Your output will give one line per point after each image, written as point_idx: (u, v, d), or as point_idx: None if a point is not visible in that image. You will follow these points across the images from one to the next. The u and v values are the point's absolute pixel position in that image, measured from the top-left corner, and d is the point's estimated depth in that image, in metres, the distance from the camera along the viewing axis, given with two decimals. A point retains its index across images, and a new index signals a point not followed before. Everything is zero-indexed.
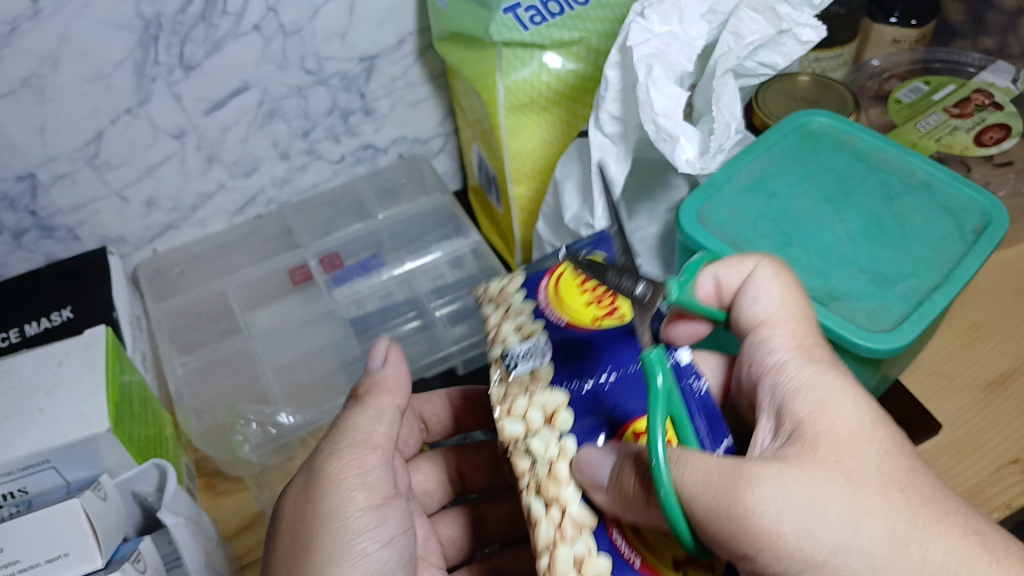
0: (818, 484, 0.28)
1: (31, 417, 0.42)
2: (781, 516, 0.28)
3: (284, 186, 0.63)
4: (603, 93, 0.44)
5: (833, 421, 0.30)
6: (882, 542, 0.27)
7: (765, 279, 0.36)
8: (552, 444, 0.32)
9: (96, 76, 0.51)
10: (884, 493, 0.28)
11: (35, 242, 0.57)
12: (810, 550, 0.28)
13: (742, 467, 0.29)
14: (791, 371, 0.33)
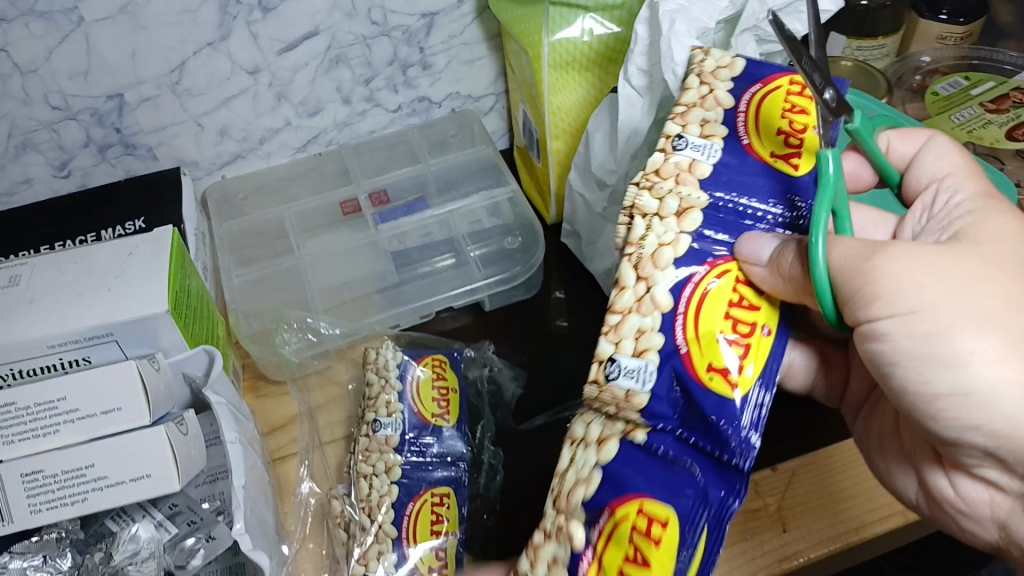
0: (940, 276, 0.35)
1: (100, 294, 0.48)
2: (909, 275, 0.35)
3: (344, 129, 0.68)
4: (633, 46, 0.48)
5: (985, 229, 0.37)
6: (978, 308, 0.34)
7: (941, 147, 0.43)
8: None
9: (184, 9, 0.56)
10: (1003, 280, 0.35)
11: (118, 157, 0.63)
12: (930, 297, 0.34)
13: (881, 243, 0.36)
14: (962, 202, 0.40)
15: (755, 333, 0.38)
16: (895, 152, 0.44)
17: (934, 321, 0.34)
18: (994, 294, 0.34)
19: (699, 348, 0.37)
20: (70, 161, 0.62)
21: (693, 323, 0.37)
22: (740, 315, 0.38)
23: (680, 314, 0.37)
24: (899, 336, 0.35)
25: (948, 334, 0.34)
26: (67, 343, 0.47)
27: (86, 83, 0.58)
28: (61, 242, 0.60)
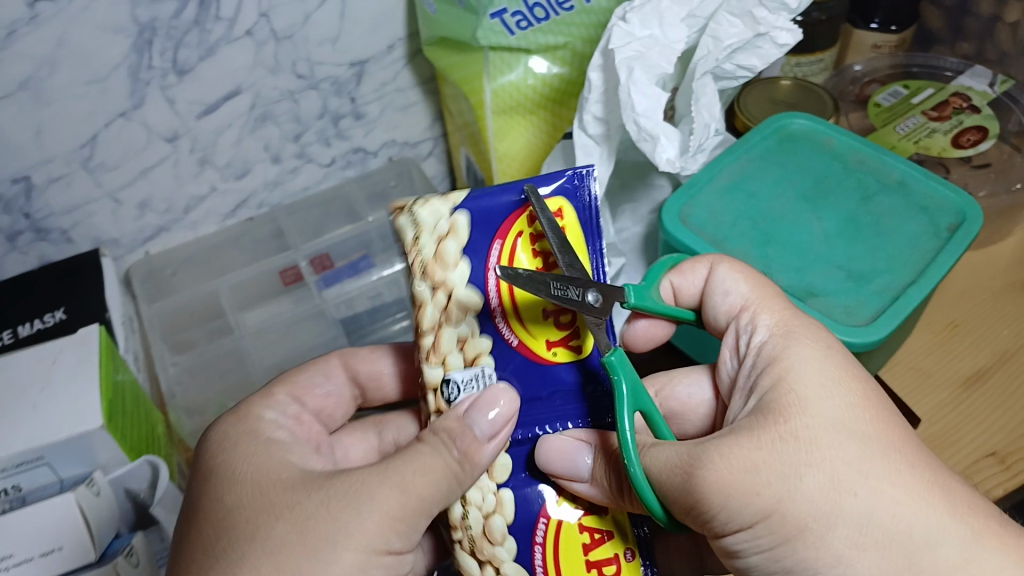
0: (803, 463, 0.33)
1: (25, 413, 0.43)
2: (733, 470, 0.33)
3: (275, 188, 0.64)
4: (586, 93, 0.45)
5: (795, 390, 0.35)
6: (824, 481, 0.32)
7: (724, 276, 0.42)
8: (489, 493, 0.40)
9: (93, 79, 0.51)
10: (841, 446, 0.33)
11: (29, 243, 0.57)
12: (758, 501, 0.32)
13: (703, 445, 0.34)
14: (766, 348, 0.38)
15: (619, 561, 0.39)
16: (682, 294, 0.43)
17: (789, 515, 0.32)
18: (860, 474, 0.32)
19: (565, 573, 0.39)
20: None
21: (557, 542, 0.39)
22: (591, 526, 0.40)
23: (537, 545, 0.39)
24: (748, 547, 0.33)
25: (786, 517, 0.32)
26: None
27: None
28: None
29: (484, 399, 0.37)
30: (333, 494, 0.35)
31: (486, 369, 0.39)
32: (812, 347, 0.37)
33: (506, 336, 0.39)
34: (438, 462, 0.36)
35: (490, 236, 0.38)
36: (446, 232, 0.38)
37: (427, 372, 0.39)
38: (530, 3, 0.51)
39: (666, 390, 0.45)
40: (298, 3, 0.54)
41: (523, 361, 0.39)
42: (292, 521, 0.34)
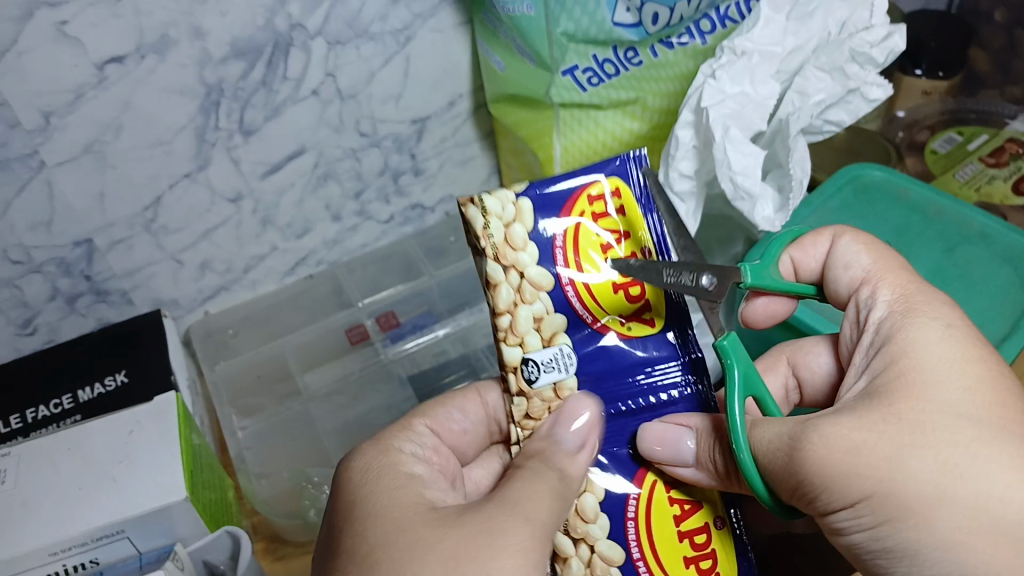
0: (924, 440, 0.31)
1: (105, 486, 0.42)
2: (832, 451, 0.32)
3: (335, 247, 0.63)
4: (673, 151, 0.44)
5: (905, 368, 0.34)
6: (936, 467, 0.30)
7: (848, 247, 0.41)
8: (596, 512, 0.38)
9: (156, 142, 0.52)
10: (954, 422, 0.31)
11: (89, 306, 0.56)
12: (861, 484, 0.31)
13: (804, 424, 0.33)
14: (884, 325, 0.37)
15: (710, 531, 0.39)
16: (803, 268, 0.42)
17: (895, 497, 0.31)
18: (994, 462, 0.30)
19: (664, 553, 0.38)
20: (35, 317, 0.55)
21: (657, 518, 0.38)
22: (680, 499, 0.39)
23: (630, 521, 0.38)
24: (856, 531, 0.32)
25: (891, 500, 0.31)
26: (71, 548, 0.41)
27: (50, 234, 0.52)
28: (33, 410, 0.53)
29: (567, 413, 0.37)
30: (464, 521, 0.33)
31: (564, 349, 0.39)
32: (931, 322, 0.35)
33: (585, 315, 0.39)
34: (547, 484, 0.35)
35: (557, 218, 0.39)
36: (516, 218, 0.38)
37: (507, 353, 0.38)
38: (601, 59, 0.50)
39: (798, 359, 0.45)
40: (362, 62, 0.55)
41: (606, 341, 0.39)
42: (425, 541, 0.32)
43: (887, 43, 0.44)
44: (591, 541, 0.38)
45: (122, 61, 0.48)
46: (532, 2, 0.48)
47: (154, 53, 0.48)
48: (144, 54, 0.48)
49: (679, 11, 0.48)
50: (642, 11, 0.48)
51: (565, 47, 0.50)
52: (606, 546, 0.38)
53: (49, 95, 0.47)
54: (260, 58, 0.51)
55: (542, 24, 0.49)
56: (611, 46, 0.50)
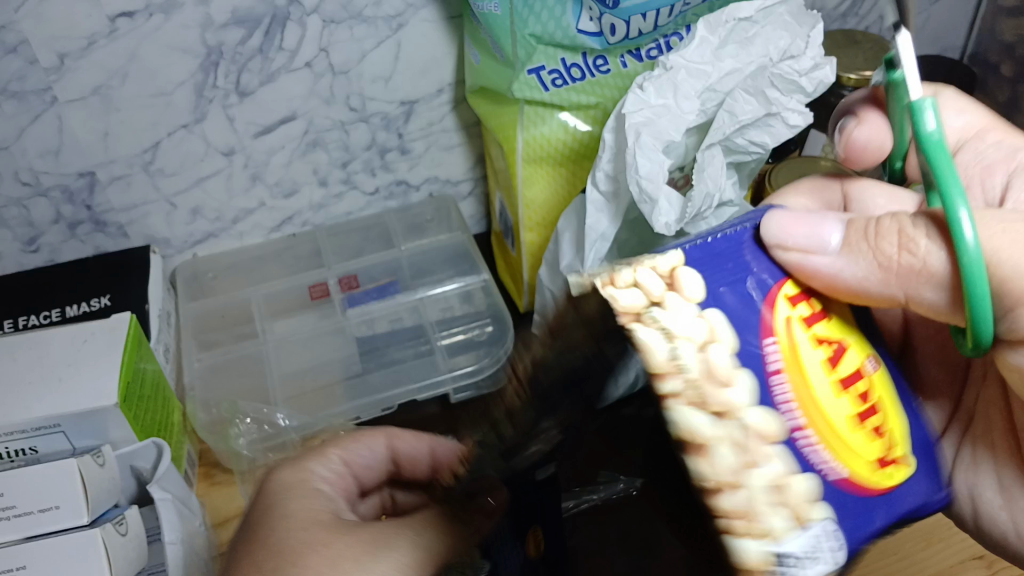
0: (947, 304, 0.28)
1: (50, 385, 0.47)
2: (970, 252, 0.29)
3: (320, 210, 0.68)
4: (601, 153, 0.48)
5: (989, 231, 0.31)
6: (1013, 265, 0.29)
7: (871, 135, 0.42)
8: (664, 340, 0.26)
9: (158, 92, 0.56)
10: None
11: (88, 234, 0.63)
12: (1005, 266, 0.29)
13: (914, 223, 0.30)
14: (943, 200, 0.35)
15: (867, 377, 0.29)
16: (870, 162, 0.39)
17: (1012, 272, 0.29)
18: None
19: (816, 392, 0.28)
20: (38, 236, 0.61)
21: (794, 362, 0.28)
22: (829, 336, 0.29)
23: (772, 370, 0.27)
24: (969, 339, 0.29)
25: (1003, 278, 0.29)
26: (13, 432, 0.46)
27: (56, 162, 0.58)
28: (24, 318, 0.59)
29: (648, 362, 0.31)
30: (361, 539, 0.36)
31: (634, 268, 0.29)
32: (984, 218, 0.30)
33: None
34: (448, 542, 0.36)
35: None
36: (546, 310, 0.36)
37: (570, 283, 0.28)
38: (567, 63, 0.54)
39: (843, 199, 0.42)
40: (355, 42, 0.59)
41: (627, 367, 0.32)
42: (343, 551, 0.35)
43: (816, 73, 0.46)
44: (736, 411, 0.26)
45: (132, 17, 0.52)
46: (499, 1, 0.52)
47: (160, 12, 0.53)
48: (152, 12, 0.53)
49: (637, 25, 0.51)
50: (602, 21, 0.51)
51: (531, 48, 0.53)
52: (759, 417, 0.26)
53: (65, 39, 0.52)
54: (258, 28, 0.55)
55: (508, 24, 0.52)
56: (580, 52, 0.54)
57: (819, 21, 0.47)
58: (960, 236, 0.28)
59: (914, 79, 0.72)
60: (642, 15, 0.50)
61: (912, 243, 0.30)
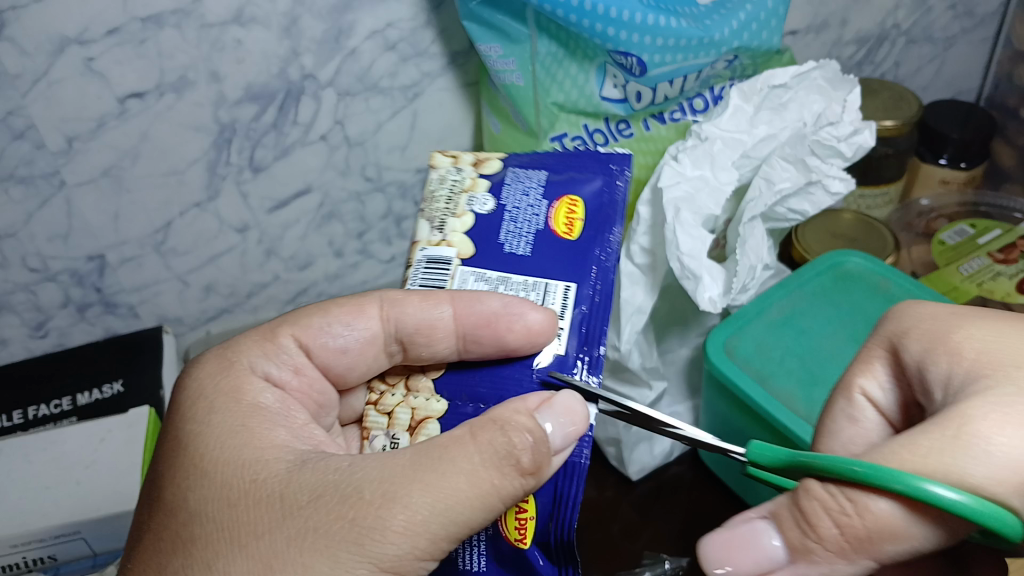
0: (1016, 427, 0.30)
1: (69, 488, 0.47)
2: (985, 452, 0.30)
3: (335, 281, 0.67)
4: (636, 227, 0.51)
5: (973, 356, 0.34)
6: None
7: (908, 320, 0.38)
8: (455, 233, 0.44)
9: (171, 171, 0.55)
10: None
11: (97, 316, 0.60)
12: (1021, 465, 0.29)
13: (906, 439, 0.31)
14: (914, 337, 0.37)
15: (570, 222, 0.44)
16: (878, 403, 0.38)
17: None
18: None
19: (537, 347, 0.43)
20: (46, 321, 0.59)
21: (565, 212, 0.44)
22: (560, 229, 0.43)
23: (534, 260, 0.43)
24: None
25: None
26: (30, 542, 0.45)
27: (66, 246, 0.55)
28: (34, 408, 0.58)
29: (553, 403, 0.36)
30: (303, 490, 0.34)
31: (476, 195, 0.45)
32: (992, 393, 0.31)
33: (530, 225, 0.44)
34: (464, 480, 0.33)
35: (550, 201, 0.45)
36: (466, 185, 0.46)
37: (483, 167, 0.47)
38: (590, 128, 0.52)
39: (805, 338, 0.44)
40: (370, 113, 0.57)
41: (552, 240, 0.43)
42: (283, 527, 0.33)
43: (855, 139, 0.52)
44: (422, 242, 0.44)
45: (143, 97, 0.51)
46: (522, 72, 0.50)
47: (172, 91, 0.51)
48: (164, 92, 0.51)
49: (664, 91, 0.50)
50: (628, 89, 0.50)
51: (554, 116, 0.52)
52: (460, 242, 0.43)
53: (75, 121, 0.50)
54: (272, 103, 0.54)
55: (531, 94, 0.51)
56: (603, 118, 0.52)
57: (855, 85, 0.53)
58: (938, 497, 0.27)
59: (931, 126, 0.72)
60: (669, 82, 0.50)
61: (863, 505, 0.30)
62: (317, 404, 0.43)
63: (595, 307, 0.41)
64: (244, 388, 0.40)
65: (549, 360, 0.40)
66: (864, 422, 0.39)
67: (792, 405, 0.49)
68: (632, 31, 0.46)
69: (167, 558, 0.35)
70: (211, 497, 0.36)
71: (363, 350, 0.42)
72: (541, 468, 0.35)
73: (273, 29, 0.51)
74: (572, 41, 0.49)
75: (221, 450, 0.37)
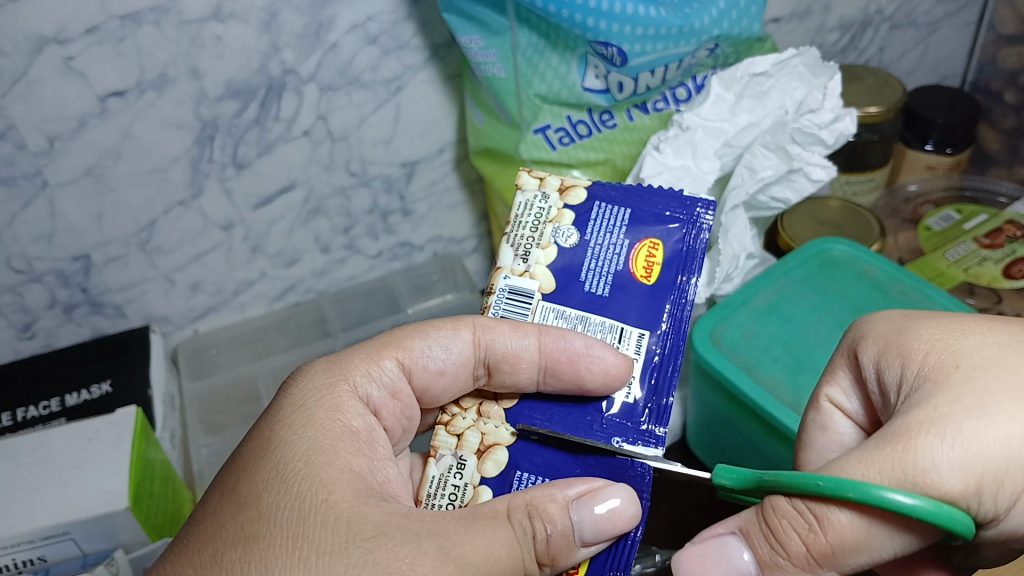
0: (960, 423, 0.31)
1: (57, 489, 0.47)
2: (932, 454, 0.31)
3: (323, 277, 0.66)
4: None
5: (926, 352, 0.35)
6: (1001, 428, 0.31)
7: (870, 325, 0.39)
8: (539, 267, 0.43)
9: (153, 170, 0.54)
10: (993, 379, 0.33)
11: (84, 316, 0.60)
12: (972, 461, 0.31)
13: (869, 446, 0.32)
14: (873, 332, 0.38)
15: (649, 266, 0.43)
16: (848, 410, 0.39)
17: (995, 447, 0.31)
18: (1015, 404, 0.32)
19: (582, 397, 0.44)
20: (33, 322, 0.59)
21: (645, 255, 0.43)
22: (642, 273, 0.43)
23: (609, 308, 0.43)
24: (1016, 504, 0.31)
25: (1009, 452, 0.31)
26: (20, 544, 0.45)
27: (50, 246, 0.55)
28: (22, 409, 0.57)
29: (599, 493, 0.36)
30: (368, 524, 0.35)
31: (563, 228, 0.44)
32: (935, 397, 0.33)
33: (609, 266, 0.43)
34: (507, 551, 0.34)
35: (632, 237, 0.44)
36: (554, 215, 0.44)
37: (569, 195, 0.45)
38: (574, 120, 0.52)
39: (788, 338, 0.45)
40: (353, 107, 0.57)
41: (630, 287, 0.43)
42: (338, 555, 0.34)
43: (837, 125, 0.52)
44: (507, 271, 0.44)
45: (123, 95, 0.50)
46: (503, 63, 0.50)
47: (152, 89, 0.51)
48: (144, 90, 0.51)
49: (646, 81, 0.50)
50: (609, 79, 0.50)
51: (537, 107, 0.51)
52: (541, 277, 0.43)
53: (55, 121, 0.50)
54: (253, 99, 0.54)
55: (513, 86, 0.50)
56: (586, 109, 0.52)
57: (836, 72, 0.53)
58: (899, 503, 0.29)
59: (918, 111, 0.71)
60: (651, 72, 0.50)
61: (827, 519, 0.31)
62: (402, 427, 0.44)
63: (666, 358, 0.42)
64: (346, 407, 0.40)
65: (616, 407, 0.41)
66: (835, 429, 0.39)
67: (777, 393, 0.50)
68: (611, 21, 0.46)
69: (225, 547, 0.34)
70: (282, 504, 0.36)
71: (458, 372, 0.42)
72: (558, 557, 0.36)
73: (252, 24, 0.50)
74: (553, 32, 0.48)
75: (302, 463, 0.37)
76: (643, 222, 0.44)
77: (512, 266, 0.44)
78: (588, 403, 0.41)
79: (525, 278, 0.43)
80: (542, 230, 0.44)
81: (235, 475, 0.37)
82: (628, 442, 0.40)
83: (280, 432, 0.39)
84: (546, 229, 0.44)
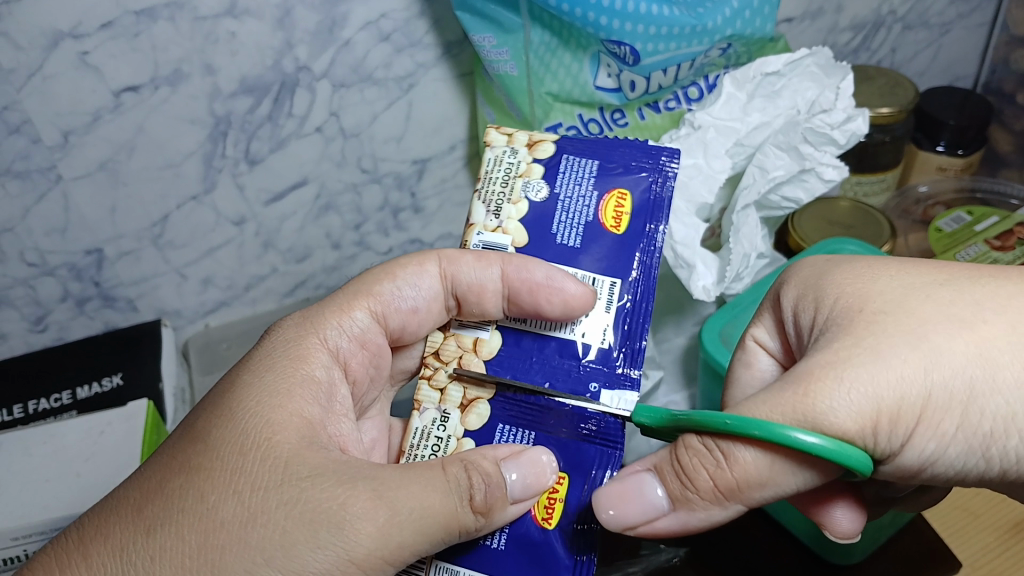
0: (856, 360, 0.32)
1: (70, 481, 0.47)
2: (827, 391, 0.32)
3: (333, 273, 0.67)
4: None
5: (832, 294, 0.36)
6: (901, 364, 0.32)
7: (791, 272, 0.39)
8: (512, 221, 0.44)
9: (166, 165, 0.55)
10: (893, 320, 0.33)
11: (96, 310, 0.61)
12: (866, 397, 0.31)
13: (796, 379, 0.32)
14: (792, 277, 0.39)
15: (618, 215, 0.43)
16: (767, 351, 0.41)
17: (889, 381, 0.32)
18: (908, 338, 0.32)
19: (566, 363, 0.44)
20: (45, 316, 0.59)
21: (614, 205, 0.43)
22: (613, 222, 0.43)
23: (583, 260, 0.43)
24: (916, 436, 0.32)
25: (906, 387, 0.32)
26: (32, 535, 0.46)
27: (63, 240, 0.56)
28: (34, 402, 0.58)
29: (523, 454, 0.37)
30: (306, 466, 0.35)
31: (531, 181, 0.44)
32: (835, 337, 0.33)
33: (578, 217, 0.43)
34: (439, 501, 0.35)
35: (600, 187, 0.44)
36: (523, 167, 0.44)
37: (538, 148, 0.45)
38: (585, 117, 0.52)
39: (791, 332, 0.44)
40: (365, 104, 0.57)
41: (603, 239, 0.43)
42: (271, 492, 0.35)
43: (850, 125, 0.52)
44: (480, 227, 0.44)
45: (137, 91, 0.51)
46: (515, 62, 0.50)
47: (166, 85, 0.51)
48: (158, 85, 0.51)
49: (658, 80, 0.50)
50: (622, 77, 0.50)
51: (548, 105, 0.51)
52: (513, 232, 0.43)
53: (70, 116, 0.50)
54: (266, 96, 0.54)
55: (525, 84, 0.50)
56: (597, 107, 0.52)
57: (848, 73, 0.53)
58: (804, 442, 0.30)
59: (929, 112, 0.71)
60: (663, 71, 0.50)
61: (732, 456, 0.32)
62: (370, 375, 0.45)
63: (638, 306, 0.42)
64: (310, 352, 0.41)
65: (595, 353, 0.42)
66: (759, 368, 0.41)
67: None
68: (625, 20, 0.46)
69: (170, 475, 0.36)
70: (227, 440, 0.37)
71: (431, 307, 0.43)
72: (492, 510, 0.36)
73: (266, 21, 0.51)
74: (566, 31, 0.49)
75: (254, 402, 0.38)
76: (612, 172, 0.44)
77: (483, 221, 0.44)
78: (565, 353, 0.42)
79: (497, 233, 0.44)
80: (512, 182, 0.44)
81: (194, 414, 0.39)
82: (606, 388, 0.41)
83: (240, 375, 0.40)
84: (516, 181, 0.44)
